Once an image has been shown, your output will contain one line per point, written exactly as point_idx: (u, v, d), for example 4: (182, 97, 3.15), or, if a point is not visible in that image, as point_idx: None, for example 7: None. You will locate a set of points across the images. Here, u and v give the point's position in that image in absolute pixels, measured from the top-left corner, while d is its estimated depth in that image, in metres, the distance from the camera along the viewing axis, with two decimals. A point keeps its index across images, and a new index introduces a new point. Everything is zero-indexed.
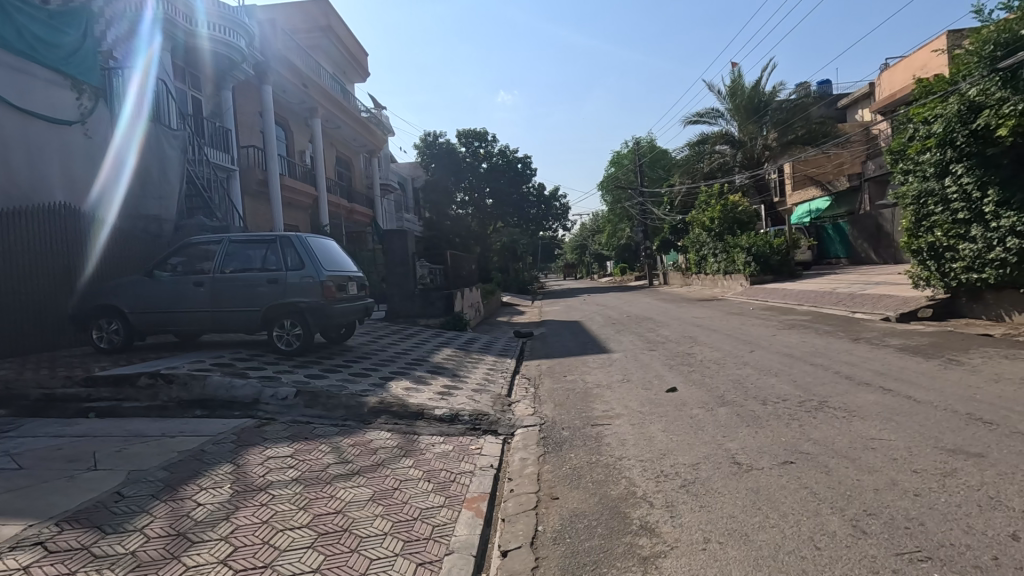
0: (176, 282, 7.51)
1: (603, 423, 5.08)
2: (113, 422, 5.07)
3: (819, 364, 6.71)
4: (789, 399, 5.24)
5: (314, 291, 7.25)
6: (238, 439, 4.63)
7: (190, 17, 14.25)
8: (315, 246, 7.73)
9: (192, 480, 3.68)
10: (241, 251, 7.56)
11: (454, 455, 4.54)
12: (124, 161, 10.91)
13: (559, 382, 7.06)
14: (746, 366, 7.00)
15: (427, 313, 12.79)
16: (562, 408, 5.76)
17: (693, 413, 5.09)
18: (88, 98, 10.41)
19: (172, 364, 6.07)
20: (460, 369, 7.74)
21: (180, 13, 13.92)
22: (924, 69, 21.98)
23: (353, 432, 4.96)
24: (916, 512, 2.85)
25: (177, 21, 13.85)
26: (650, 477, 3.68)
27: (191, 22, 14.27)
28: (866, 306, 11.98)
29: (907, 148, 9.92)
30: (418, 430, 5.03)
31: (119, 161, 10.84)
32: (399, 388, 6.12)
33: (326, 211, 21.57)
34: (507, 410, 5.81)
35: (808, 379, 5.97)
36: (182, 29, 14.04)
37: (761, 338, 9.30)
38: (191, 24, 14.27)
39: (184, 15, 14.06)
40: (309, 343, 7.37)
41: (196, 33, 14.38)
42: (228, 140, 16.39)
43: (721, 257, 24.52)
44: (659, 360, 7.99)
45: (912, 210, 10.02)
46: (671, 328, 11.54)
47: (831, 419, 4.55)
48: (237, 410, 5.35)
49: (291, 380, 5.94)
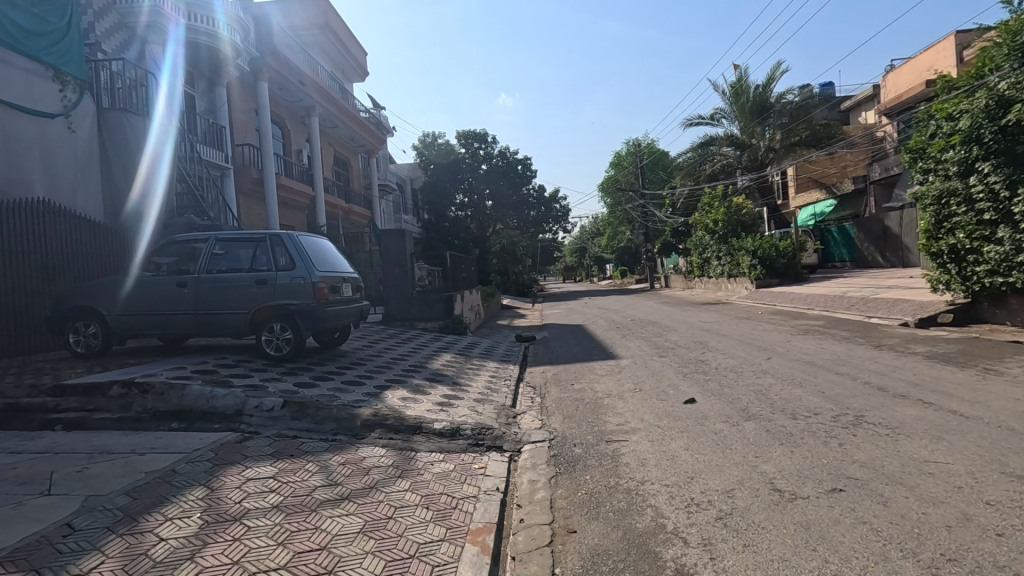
0: (158, 283, 7.06)
1: (619, 439, 4.62)
2: (80, 435, 4.61)
3: (846, 374, 6.26)
4: (822, 414, 4.79)
5: (304, 293, 6.80)
6: (216, 457, 4.16)
7: (211, 18, 14.21)
8: (307, 245, 7.27)
9: (156, 509, 3.23)
10: (228, 250, 7.11)
11: (456, 476, 4.09)
12: (159, 168, 11.39)
13: (567, 391, 6.59)
14: (766, 375, 6.53)
15: (426, 316, 12.37)
16: (571, 421, 5.31)
17: (717, 429, 4.62)
18: (72, 90, 9.99)
19: (150, 371, 5.61)
20: (461, 376, 7.30)
21: (201, 18, 14.02)
22: (932, 69, 21.52)
23: (344, 448, 4.50)
24: (1005, 558, 2.41)
25: (196, 25, 14.02)
26: (678, 507, 3.25)
27: (212, 23, 14.24)
28: (881, 311, 11.55)
29: (928, 146, 9.52)
30: (415, 447, 4.58)
31: (154, 167, 11.27)
32: (395, 398, 5.67)
33: (323, 211, 21.13)
34: (512, 423, 5.36)
35: (838, 391, 5.50)
36: (203, 33, 14.18)
37: (776, 344, 8.86)
38: (212, 25, 14.23)
39: (204, 18, 14.09)
40: (299, 348, 6.90)
41: (216, 35, 14.37)
42: (222, 137, 16.01)
43: (724, 260, 24.11)
44: (670, 366, 7.55)
45: (932, 211, 9.59)
46: (679, 333, 11.09)
47: (875, 438, 4.08)
48: (217, 422, 4.88)
49: (278, 389, 5.48)
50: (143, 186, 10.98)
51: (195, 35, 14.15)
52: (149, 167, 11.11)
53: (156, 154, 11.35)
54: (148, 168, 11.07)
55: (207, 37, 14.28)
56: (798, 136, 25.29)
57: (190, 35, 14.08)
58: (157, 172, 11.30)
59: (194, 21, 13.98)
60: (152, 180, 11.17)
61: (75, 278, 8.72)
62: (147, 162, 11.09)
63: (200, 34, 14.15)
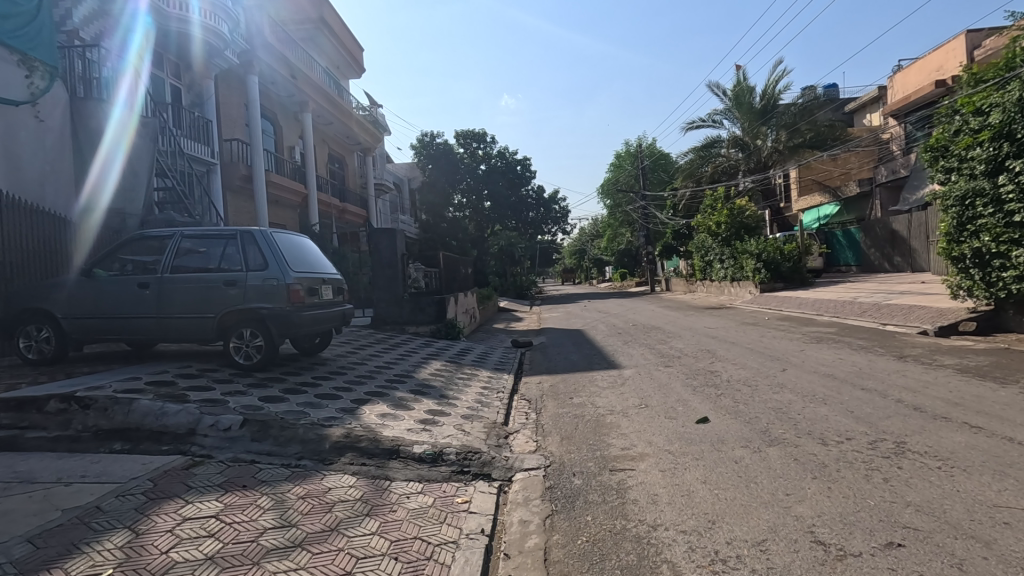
0: (119, 283, 6.46)
1: (624, 467, 4.02)
2: (4, 459, 3.99)
3: (873, 390, 5.66)
4: (856, 439, 4.18)
5: (277, 295, 6.19)
6: (154, 488, 3.55)
7: (184, 4, 13.53)
8: (284, 243, 6.67)
9: (58, 565, 2.64)
10: (195, 247, 6.51)
11: (434, 514, 3.48)
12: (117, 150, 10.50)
13: (565, 407, 5.98)
14: (784, 390, 5.90)
15: (417, 320, 11.75)
16: (569, 444, 4.70)
17: (738, 456, 4.02)
18: (41, 78, 9.19)
19: (98, 382, 5.00)
20: (450, 387, 6.70)
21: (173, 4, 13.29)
22: (942, 69, 21.08)
23: (308, 477, 3.90)
24: None
25: (169, 9, 13.27)
26: (700, 566, 2.65)
27: (185, 9, 13.56)
28: (896, 318, 10.95)
29: (953, 144, 8.99)
30: (390, 475, 3.99)
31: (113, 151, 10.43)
32: (374, 415, 5.06)
33: (315, 211, 20.52)
34: (503, 446, 4.72)
35: (870, 411, 4.89)
36: (174, 18, 13.45)
37: (789, 353, 8.24)
38: (185, 11, 13.56)
39: (178, 4, 13.40)
40: (271, 355, 6.27)
41: (189, 20, 13.65)
42: (209, 132, 15.48)
43: (728, 263, 23.50)
44: (678, 378, 6.92)
45: (954, 213, 9.04)
46: (684, 340, 10.48)
47: (926, 472, 3.48)
48: (166, 444, 4.27)
49: (240, 405, 4.86)
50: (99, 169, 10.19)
51: (166, 21, 13.40)
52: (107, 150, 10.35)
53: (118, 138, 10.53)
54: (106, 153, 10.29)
55: (178, 24, 13.53)
56: (802, 137, 24.70)
57: (161, 20, 13.34)
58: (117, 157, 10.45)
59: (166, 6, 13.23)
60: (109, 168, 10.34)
61: (32, 276, 8.05)
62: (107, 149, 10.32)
63: (171, 20, 13.42)
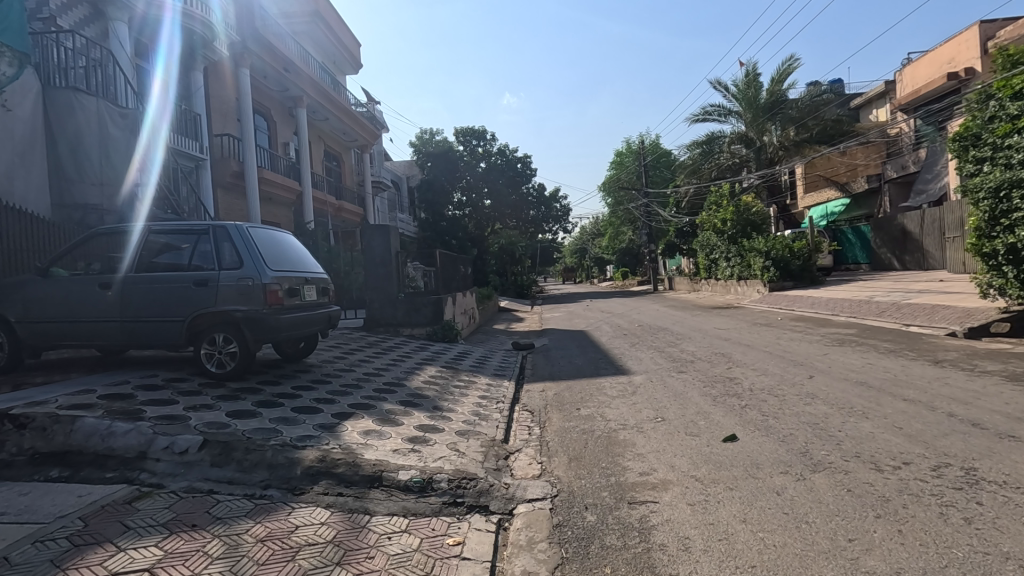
0: (81, 285, 5.86)
1: (645, 499, 3.44)
2: None
3: (918, 401, 5.04)
4: (919, 464, 3.57)
5: (253, 296, 5.58)
6: (84, 531, 2.95)
7: (206, 7, 13.64)
8: (261, 239, 6.07)
9: None
10: (163, 244, 5.91)
11: (419, 561, 2.87)
12: (151, 164, 10.84)
13: (571, 420, 5.38)
14: (816, 401, 5.29)
15: (412, 321, 11.17)
16: (579, 466, 4.10)
17: (779, 486, 3.42)
18: (8, 64, 8.41)
19: (43, 398, 4.40)
20: (445, 397, 6.11)
21: (198, 15, 13.46)
22: (953, 62, 20.43)
23: (272, 513, 3.28)
24: None
25: (193, 18, 13.43)
26: None
27: (207, 12, 13.66)
28: (920, 319, 10.32)
29: (987, 131, 8.41)
30: (369, 510, 3.38)
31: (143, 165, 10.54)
32: (355, 434, 4.46)
33: (310, 208, 19.92)
34: (503, 470, 4.11)
35: (922, 428, 4.27)
36: (198, 21, 13.56)
37: (812, 358, 7.64)
38: (207, 13, 13.64)
39: (200, 6, 13.49)
40: (246, 364, 5.66)
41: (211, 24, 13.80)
42: (199, 126, 14.96)
43: (734, 262, 22.86)
44: (695, 387, 6.31)
45: (986, 206, 8.45)
46: (695, 343, 9.87)
47: (1015, 510, 2.88)
48: (111, 470, 3.67)
49: (202, 422, 4.25)
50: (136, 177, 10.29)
51: (191, 23, 13.48)
52: (141, 160, 10.51)
53: (150, 147, 10.90)
54: (141, 161, 10.49)
55: (203, 28, 13.68)
56: (809, 132, 24.31)
57: (185, 21, 13.39)
58: (150, 165, 10.77)
59: (190, 9, 13.33)
60: (144, 172, 10.60)
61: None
62: (140, 156, 10.48)
63: (195, 22, 13.49)
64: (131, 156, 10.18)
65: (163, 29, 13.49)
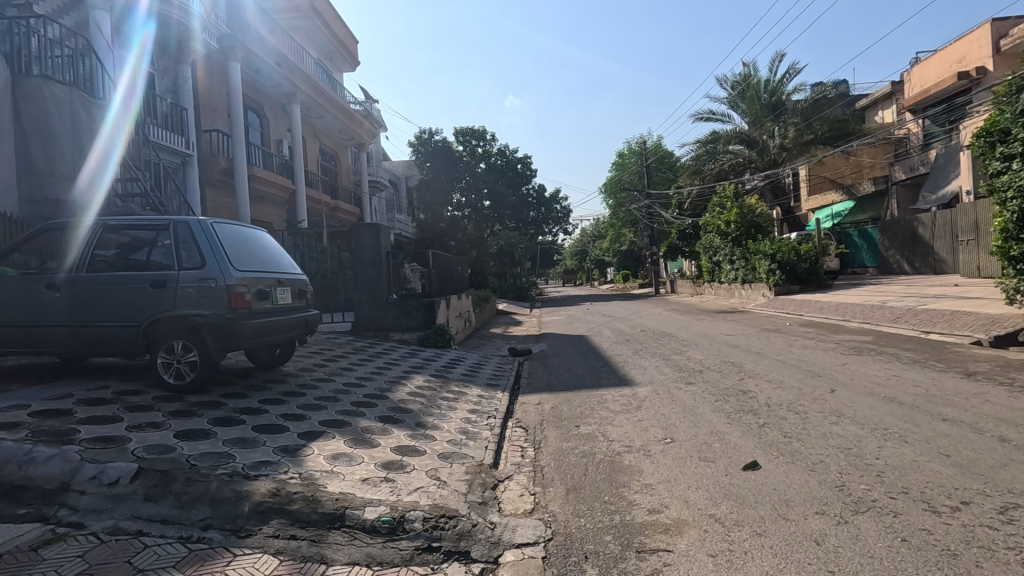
0: (27, 285, 5.31)
1: (657, 548, 2.86)
2: None
3: (961, 422, 4.45)
4: (982, 506, 3.00)
5: (215, 300, 5.02)
6: None
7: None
8: (228, 236, 5.51)
9: None
10: (118, 241, 5.35)
11: None
12: (110, 153, 9.73)
13: (569, 440, 4.80)
14: (843, 421, 4.73)
15: (404, 326, 10.63)
16: (577, 501, 3.52)
17: (819, 532, 2.84)
18: None
19: None
20: (431, 412, 5.55)
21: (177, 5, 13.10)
22: (964, 61, 19.83)
23: (206, 563, 2.70)
24: None
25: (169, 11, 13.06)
26: None
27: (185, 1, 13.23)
28: (940, 326, 9.73)
29: (1018, 126, 7.80)
30: (325, 559, 2.80)
31: (107, 153, 9.64)
32: (324, 459, 3.88)
33: (303, 207, 19.25)
34: (490, 505, 3.53)
35: (974, 457, 3.69)
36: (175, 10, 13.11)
37: (830, 368, 7.04)
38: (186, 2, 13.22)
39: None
40: (206, 375, 5.08)
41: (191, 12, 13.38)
42: (185, 121, 14.41)
43: (737, 264, 22.26)
44: (705, 401, 5.75)
45: (1016, 207, 7.86)
46: (702, 350, 9.30)
47: None
48: (24, 506, 3.09)
49: (143, 445, 3.68)
50: (92, 170, 9.20)
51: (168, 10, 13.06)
52: (101, 150, 9.48)
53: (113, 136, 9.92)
54: (100, 150, 9.42)
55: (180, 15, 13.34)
56: (813, 133, 23.58)
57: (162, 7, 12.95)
58: (109, 158, 9.64)
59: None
60: (104, 163, 9.49)
61: None
62: (100, 146, 9.43)
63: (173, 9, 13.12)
64: (91, 146, 9.21)
65: (138, 19, 12.96)
